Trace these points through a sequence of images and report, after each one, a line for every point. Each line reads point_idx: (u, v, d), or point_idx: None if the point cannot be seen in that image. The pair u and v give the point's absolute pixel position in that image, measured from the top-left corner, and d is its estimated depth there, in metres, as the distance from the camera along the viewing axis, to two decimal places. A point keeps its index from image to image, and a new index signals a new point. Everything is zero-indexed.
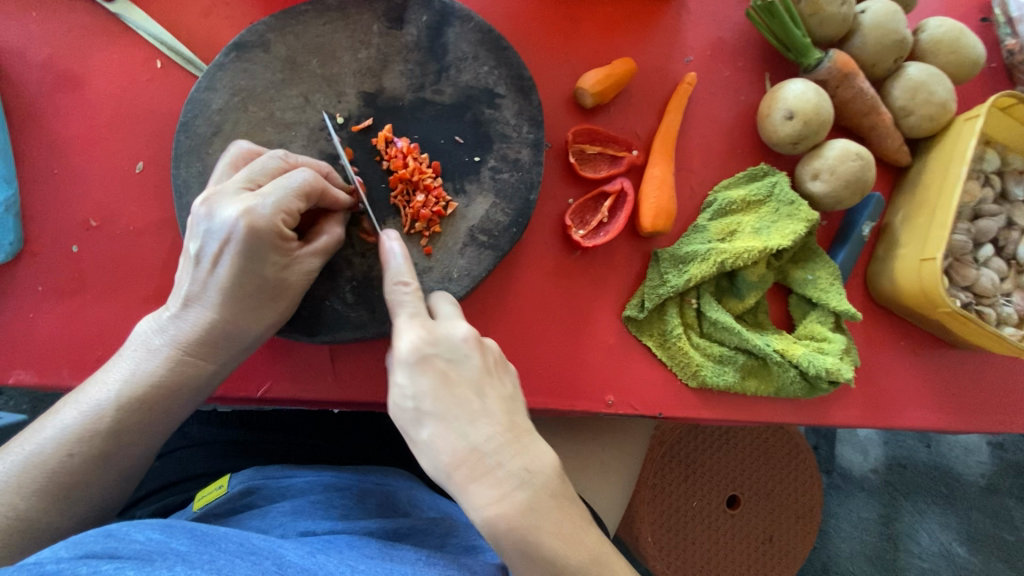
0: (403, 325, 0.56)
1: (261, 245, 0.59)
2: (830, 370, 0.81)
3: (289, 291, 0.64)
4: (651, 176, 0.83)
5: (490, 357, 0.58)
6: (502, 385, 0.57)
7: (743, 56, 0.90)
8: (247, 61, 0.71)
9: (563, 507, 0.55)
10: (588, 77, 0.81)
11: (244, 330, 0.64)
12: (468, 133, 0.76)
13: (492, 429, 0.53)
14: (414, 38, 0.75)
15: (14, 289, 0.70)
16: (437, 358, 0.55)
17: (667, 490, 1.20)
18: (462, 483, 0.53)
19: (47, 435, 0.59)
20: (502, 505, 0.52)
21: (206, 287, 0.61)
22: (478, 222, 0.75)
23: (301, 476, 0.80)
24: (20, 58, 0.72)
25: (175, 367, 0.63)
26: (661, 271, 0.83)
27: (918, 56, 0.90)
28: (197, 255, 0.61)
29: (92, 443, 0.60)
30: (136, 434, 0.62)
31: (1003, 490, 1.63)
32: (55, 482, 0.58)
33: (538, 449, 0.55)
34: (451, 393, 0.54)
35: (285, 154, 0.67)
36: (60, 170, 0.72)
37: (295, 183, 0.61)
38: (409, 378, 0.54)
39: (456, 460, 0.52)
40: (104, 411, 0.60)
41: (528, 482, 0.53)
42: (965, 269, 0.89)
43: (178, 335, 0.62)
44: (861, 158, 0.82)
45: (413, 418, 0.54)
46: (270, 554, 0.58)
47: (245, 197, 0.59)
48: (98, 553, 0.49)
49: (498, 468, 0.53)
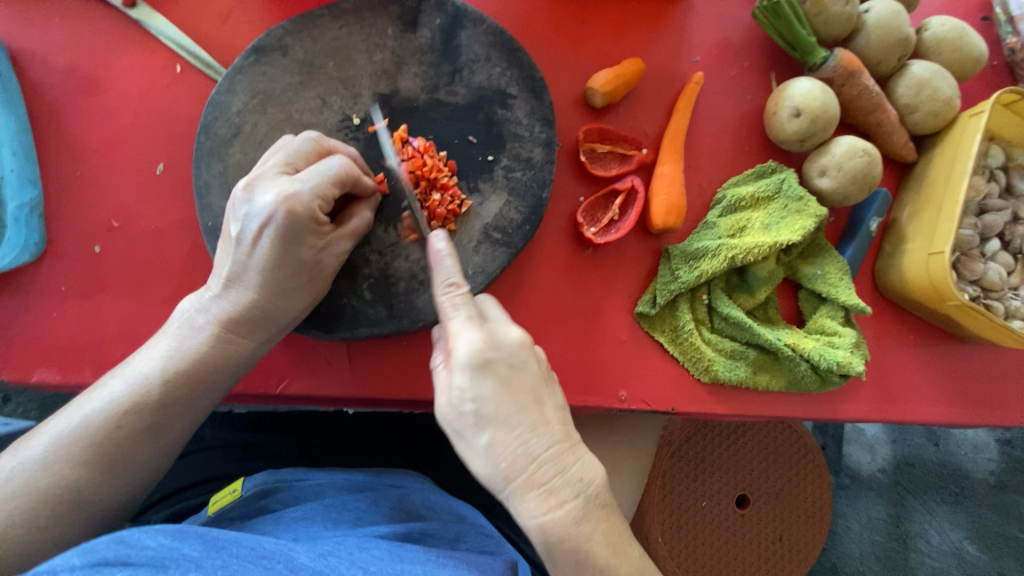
0: (462, 329, 0.56)
1: (298, 228, 0.61)
2: (842, 364, 0.82)
3: (324, 273, 0.66)
4: (661, 174, 0.84)
5: (541, 365, 0.59)
6: (554, 393, 0.58)
7: (749, 55, 0.91)
8: (265, 64, 0.72)
9: (610, 517, 0.57)
10: (598, 77, 0.83)
11: (282, 310, 0.65)
12: (481, 132, 0.77)
13: (551, 438, 0.54)
14: (428, 41, 0.77)
15: (36, 291, 0.71)
16: (498, 363, 0.55)
17: (677, 489, 1.21)
18: (518, 490, 0.53)
19: (94, 407, 0.60)
20: (558, 514, 0.53)
21: (248, 267, 0.63)
22: (492, 220, 0.76)
23: (314, 478, 0.81)
24: (43, 64, 0.74)
25: (219, 343, 0.64)
26: (672, 267, 0.84)
27: (921, 54, 0.92)
28: (240, 235, 0.62)
29: (138, 415, 0.61)
30: (179, 409, 0.63)
31: (1012, 488, 1.62)
32: (101, 453, 0.59)
33: (591, 459, 0.56)
34: (513, 400, 0.54)
35: (319, 136, 0.68)
36: (83, 173, 0.74)
37: (330, 170, 0.63)
38: (471, 383, 0.54)
39: (515, 466, 0.53)
40: (150, 383, 0.61)
41: (583, 491, 0.54)
42: (973, 263, 0.90)
43: (221, 312, 0.64)
44: (868, 154, 0.83)
45: (472, 421, 0.54)
46: (282, 557, 0.59)
47: (283, 182, 0.62)
48: (110, 561, 0.50)
49: (556, 477, 0.54)
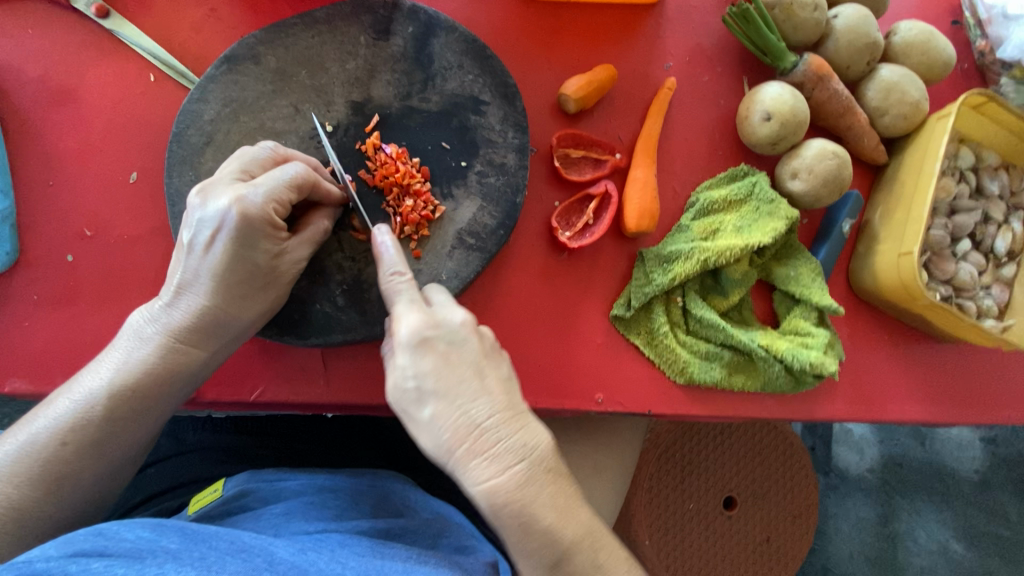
0: (403, 310, 0.58)
1: (253, 233, 0.61)
2: (814, 364, 0.83)
3: (279, 280, 0.67)
4: (635, 178, 0.85)
5: (488, 341, 0.60)
6: (500, 366, 0.59)
7: (722, 60, 0.93)
8: (238, 73, 0.73)
9: (562, 484, 0.56)
10: (571, 83, 0.84)
11: (235, 317, 0.65)
12: (454, 138, 0.78)
13: (492, 407, 0.55)
14: (400, 48, 0.77)
15: (8, 300, 0.71)
16: (438, 341, 0.56)
17: (664, 492, 1.22)
18: (462, 460, 0.54)
19: (42, 424, 0.60)
20: (503, 480, 0.53)
21: (198, 274, 0.62)
22: (466, 225, 0.77)
23: (295, 479, 0.81)
24: (16, 75, 0.74)
25: (168, 355, 0.64)
26: (646, 270, 0.85)
27: (891, 58, 0.93)
28: (190, 242, 0.62)
29: (85, 432, 0.61)
30: (128, 423, 0.63)
31: (998, 486, 1.64)
32: (50, 470, 0.59)
33: (535, 426, 0.56)
34: (453, 372, 0.55)
35: (276, 145, 0.69)
36: (55, 182, 0.74)
37: (287, 176, 0.64)
38: (411, 359, 0.55)
39: (457, 436, 0.54)
40: (97, 400, 0.61)
41: (527, 457, 0.55)
42: (944, 263, 0.91)
43: (169, 322, 0.64)
44: (837, 156, 0.84)
45: (414, 397, 0.55)
46: (262, 551, 0.59)
47: (237, 186, 0.62)
48: (87, 552, 0.53)
49: (499, 444, 0.54)
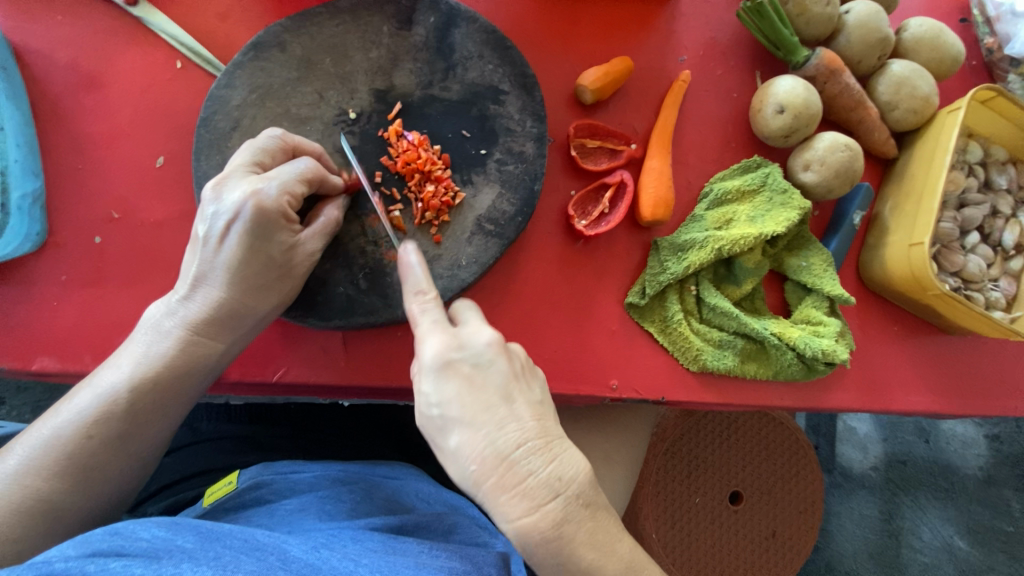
0: (427, 335, 0.59)
1: (269, 225, 0.62)
2: (826, 352, 0.84)
3: (295, 272, 0.67)
4: (650, 168, 0.86)
5: (515, 362, 0.60)
6: (529, 389, 0.59)
7: (735, 54, 0.94)
8: (264, 60, 0.74)
9: (594, 513, 0.58)
10: (588, 75, 0.85)
11: (252, 309, 0.66)
12: (474, 127, 0.80)
13: (521, 436, 0.56)
14: (422, 38, 0.79)
15: (37, 280, 0.73)
16: (462, 365, 0.58)
17: (670, 487, 1.22)
18: (492, 491, 0.55)
19: (64, 418, 0.61)
20: (534, 516, 0.55)
21: (215, 266, 0.63)
22: (485, 212, 0.78)
23: (310, 471, 0.83)
24: (46, 61, 0.76)
25: (186, 347, 0.64)
26: (661, 259, 0.87)
27: (901, 53, 0.95)
28: (207, 234, 0.63)
29: (107, 424, 0.61)
30: (149, 416, 0.63)
31: (1002, 483, 1.65)
32: (74, 463, 0.60)
33: (567, 456, 0.57)
34: (479, 399, 0.56)
35: (282, 133, 0.69)
36: (84, 166, 0.75)
37: (298, 169, 0.65)
38: (437, 388, 0.57)
39: (484, 467, 0.55)
40: (118, 393, 0.62)
41: (559, 491, 0.56)
42: (953, 255, 0.93)
43: (188, 315, 0.64)
44: (849, 148, 0.85)
45: (441, 425, 0.57)
46: (274, 549, 0.61)
47: (252, 180, 0.63)
48: (104, 552, 0.52)
49: (530, 477, 0.55)
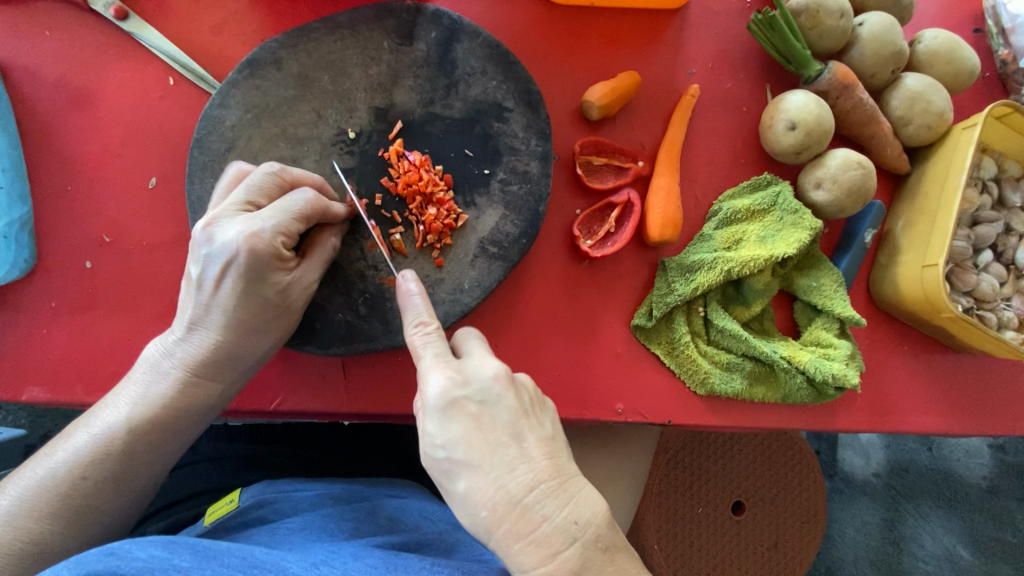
0: (429, 370, 0.57)
1: (262, 266, 0.60)
2: (837, 376, 0.82)
3: (291, 309, 0.65)
4: (657, 187, 0.84)
5: (522, 396, 0.58)
6: (539, 426, 0.57)
7: (745, 67, 0.91)
8: (259, 78, 0.71)
9: (615, 557, 0.55)
10: (594, 90, 0.83)
11: (249, 350, 0.64)
12: (477, 145, 0.77)
13: (532, 478, 0.53)
14: (423, 53, 0.76)
15: (26, 306, 0.70)
16: (467, 402, 0.55)
17: (672, 496, 1.21)
18: (505, 538, 0.53)
19: (59, 458, 0.59)
20: (552, 565, 0.53)
21: (211, 309, 0.62)
22: (488, 234, 0.76)
23: (311, 489, 0.81)
24: (34, 77, 0.73)
25: (184, 388, 0.63)
26: (668, 280, 0.84)
27: (915, 66, 0.92)
28: (200, 277, 0.61)
29: (102, 465, 0.59)
30: (146, 457, 0.62)
31: (1006, 493, 1.64)
32: (67, 504, 0.58)
33: (583, 498, 0.54)
34: (487, 440, 0.54)
35: (281, 166, 0.66)
36: (74, 187, 0.73)
37: (295, 205, 0.62)
38: (443, 430, 0.54)
39: (496, 514, 0.52)
40: (114, 434, 0.60)
41: (577, 536, 0.53)
42: (966, 274, 0.91)
43: (186, 356, 0.63)
44: (862, 167, 0.83)
45: (447, 469, 0.54)
46: (274, 566, 0.59)
47: (247, 220, 0.60)
48: (100, 573, 0.50)
49: (544, 523, 0.53)
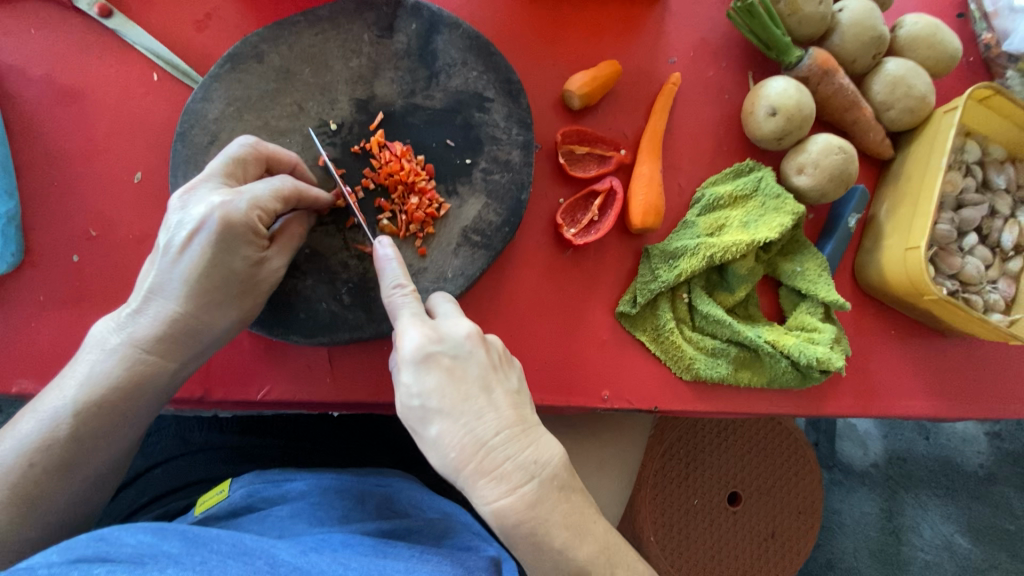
0: (405, 325, 0.57)
1: (234, 239, 0.61)
2: (821, 360, 0.82)
3: (258, 287, 0.65)
4: (640, 174, 0.85)
5: (493, 354, 0.59)
6: (506, 379, 0.58)
7: (727, 55, 0.92)
8: (241, 71, 0.72)
9: (570, 497, 0.57)
10: (575, 80, 0.83)
11: (207, 325, 0.63)
12: (459, 135, 0.78)
13: (499, 424, 0.55)
14: (404, 45, 0.77)
15: (14, 300, 0.71)
16: (442, 356, 0.56)
17: (668, 488, 1.20)
18: (471, 478, 0.54)
19: (8, 445, 0.58)
20: (512, 499, 0.54)
21: (170, 278, 0.61)
22: (471, 223, 0.77)
23: (301, 480, 0.80)
24: (20, 76, 0.74)
25: (134, 367, 0.61)
26: (652, 267, 0.85)
27: (897, 51, 0.93)
28: (166, 245, 0.60)
29: (52, 451, 0.59)
30: (95, 440, 0.61)
31: (1003, 480, 1.64)
32: (17, 492, 0.58)
33: (544, 442, 0.56)
34: (459, 390, 0.55)
35: (254, 140, 0.67)
36: (61, 183, 0.74)
37: (273, 185, 0.63)
38: (416, 378, 0.55)
39: (463, 455, 0.54)
40: (61, 419, 0.59)
41: (536, 474, 0.55)
42: (950, 257, 0.91)
43: (137, 332, 0.61)
44: (843, 151, 0.83)
45: (421, 415, 0.55)
46: (263, 554, 0.59)
47: (221, 192, 0.61)
48: (89, 557, 0.51)
49: (507, 463, 0.54)
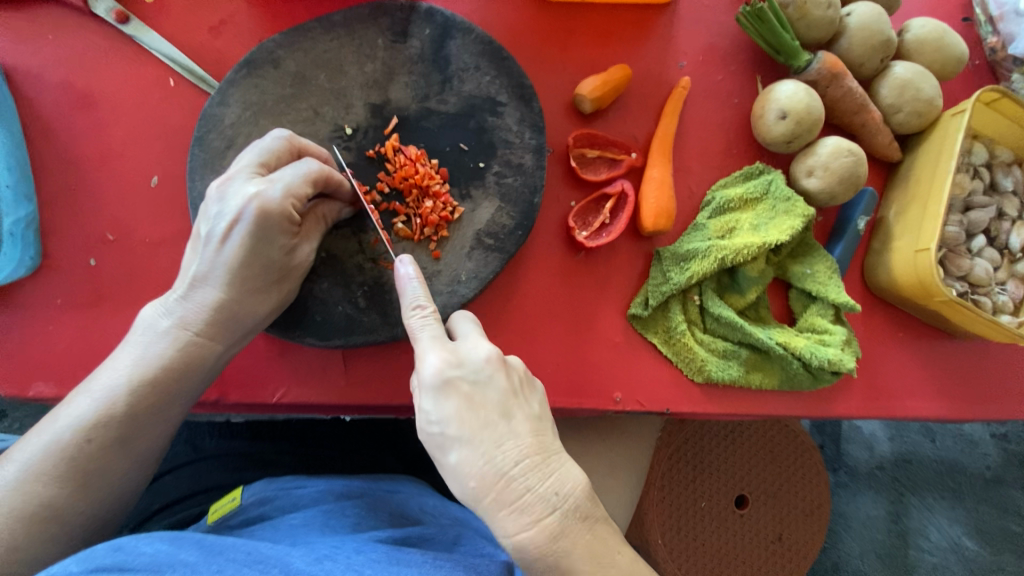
0: (426, 350, 0.57)
1: (271, 227, 0.62)
2: (832, 361, 0.83)
3: (293, 274, 0.67)
4: (651, 178, 0.85)
5: (514, 378, 0.59)
6: (528, 404, 0.58)
7: (736, 59, 0.93)
8: (258, 77, 0.73)
9: (593, 528, 0.56)
10: (586, 84, 0.84)
11: (249, 311, 0.65)
12: (472, 140, 0.78)
13: (519, 452, 0.54)
14: (418, 51, 0.78)
15: (32, 303, 0.72)
16: (461, 382, 0.56)
17: (676, 490, 1.20)
18: (490, 508, 0.54)
19: (64, 424, 0.59)
20: (534, 532, 0.54)
21: (215, 266, 0.62)
22: (485, 226, 0.77)
23: (312, 486, 0.81)
24: (37, 81, 0.75)
25: (186, 348, 0.63)
26: (663, 269, 0.86)
27: (904, 55, 0.93)
28: (208, 234, 0.62)
29: (106, 430, 0.60)
30: (150, 417, 0.62)
31: (1009, 482, 1.64)
32: (73, 468, 0.59)
33: (565, 471, 0.56)
34: (477, 417, 0.55)
35: (289, 133, 0.68)
36: (78, 187, 0.75)
37: (303, 172, 0.64)
38: (435, 405, 0.55)
39: (483, 484, 0.54)
40: (118, 396, 0.60)
41: (558, 506, 0.55)
42: (959, 259, 0.91)
43: (186, 316, 0.63)
44: (853, 154, 0.84)
45: (440, 442, 0.55)
46: (277, 562, 0.59)
47: (257, 182, 0.62)
48: (107, 567, 0.51)
49: (528, 494, 0.54)
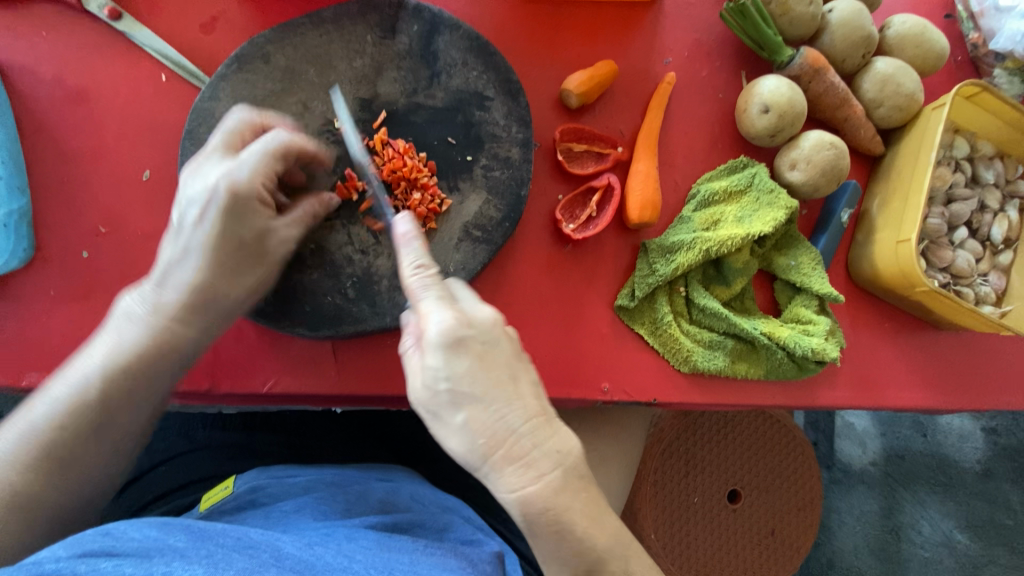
0: (433, 308, 0.57)
1: (241, 206, 0.64)
2: (816, 350, 0.84)
3: (268, 253, 0.68)
4: (636, 171, 0.87)
5: (517, 343, 0.60)
6: (530, 368, 0.60)
7: (721, 55, 0.94)
8: (248, 71, 0.74)
9: (590, 487, 0.59)
10: (572, 79, 0.85)
11: (225, 291, 0.66)
12: (460, 133, 0.80)
13: (526, 411, 0.56)
14: (406, 46, 0.79)
15: (25, 295, 0.73)
16: (473, 341, 0.56)
17: (668, 486, 1.21)
18: (497, 465, 0.55)
19: (38, 410, 0.60)
20: (536, 488, 0.55)
21: (188, 250, 0.64)
22: (473, 218, 0.79)
23: (305, 474, 0.82)
24: (31, 77, 0.76)
25: (159, 332, 0.64)
26: (649, 261, 0.87)
27: (886, 51, 0.95)
28: (180, 220, 0.64)
29: (80, 416, 0.61)
30: (123, 402, 0.63)
31: (999, 476, 1.65)
32: (49, 454, 0.60)
33: (567, 430, 0.58)
34: (489, 375, 0.55)
35: (249, 109, 0.70)
36: (72, 181, 0.76)
37: (265, 145, 0.66)
38: (447, 362, 0.55)
39: (493, 441, 0.54)
40: (90, 381, 0.61)
41: (560, 463, 0.56)
42: (941, 251, 0.93)
43: (160, 301, 0.64)
44: (834, 147, 0.86)
45: (448, 400, 0.55)
46: (268, 547, 0.60)
47: (224, 163, 0.65)
48: (95, 552, 0.52)
49: (533, 451, 0.55)
